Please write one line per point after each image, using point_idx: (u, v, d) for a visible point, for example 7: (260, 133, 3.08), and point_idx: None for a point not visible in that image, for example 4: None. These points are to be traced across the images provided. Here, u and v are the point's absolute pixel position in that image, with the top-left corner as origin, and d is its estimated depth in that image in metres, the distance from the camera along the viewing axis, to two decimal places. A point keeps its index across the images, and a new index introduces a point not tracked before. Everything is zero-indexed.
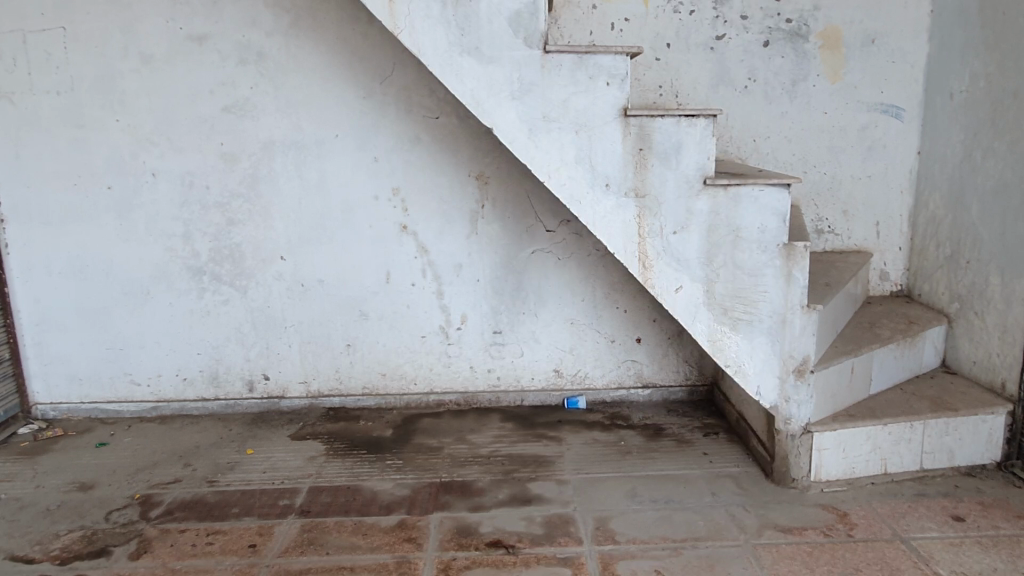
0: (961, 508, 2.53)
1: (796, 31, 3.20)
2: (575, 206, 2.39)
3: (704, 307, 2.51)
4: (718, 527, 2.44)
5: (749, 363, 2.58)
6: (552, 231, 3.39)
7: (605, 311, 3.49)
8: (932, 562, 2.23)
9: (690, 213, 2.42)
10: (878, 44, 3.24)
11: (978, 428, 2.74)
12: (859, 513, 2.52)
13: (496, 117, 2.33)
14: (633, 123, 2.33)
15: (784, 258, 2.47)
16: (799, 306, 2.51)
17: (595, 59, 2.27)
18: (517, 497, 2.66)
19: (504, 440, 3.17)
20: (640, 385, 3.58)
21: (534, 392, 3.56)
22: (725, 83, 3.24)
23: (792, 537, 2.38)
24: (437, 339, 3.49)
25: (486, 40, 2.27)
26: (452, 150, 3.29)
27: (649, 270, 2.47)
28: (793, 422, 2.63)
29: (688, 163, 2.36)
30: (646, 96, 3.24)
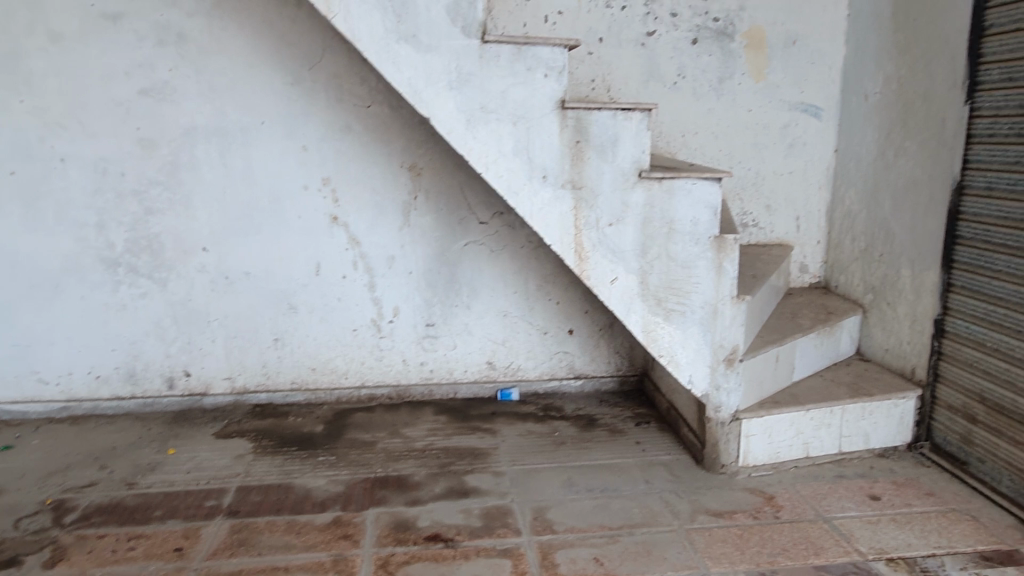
0: (877, 487, 2.67)
1: (723, 30, 3.29)
2: (512, 198, 2.39)
3: (639, 299, 2.56)
4: (652, 513, 2.50)
5: (681, 354, 2.64)
6: (485, 223, 3.38)
7: (537, 303, 3.51)
8: (853, 539, 2.34)
9: (625, 205, 2.45)
10: (799, 45, 3.36)
11: (891, 412, 2.90)
12: (784, 495, 2.62)
13: (433, 107, 2.29)
14: (570, 116, 2.34)
15: (715, 251, 2.54)
16: (729, 297, 2.59)
17: (533, 51, 2.28)
18: (454, 490, 2.65)
19: (439, 433, 3.14)
20: (572, 376, 3.62)
21: (468, 384, 3.55)
22: (655, 78, 3.29)
23: (723, 521, 2.45)
24: (369, 332, 3.43)
25: (424, 28, 2.23)
26: (384, 140, 3.23)
27: (584, 262, 2.48)
28: (723, 410, 2.71)
29: (624, 156, 2.39)
30: (579, 90, 3.26)
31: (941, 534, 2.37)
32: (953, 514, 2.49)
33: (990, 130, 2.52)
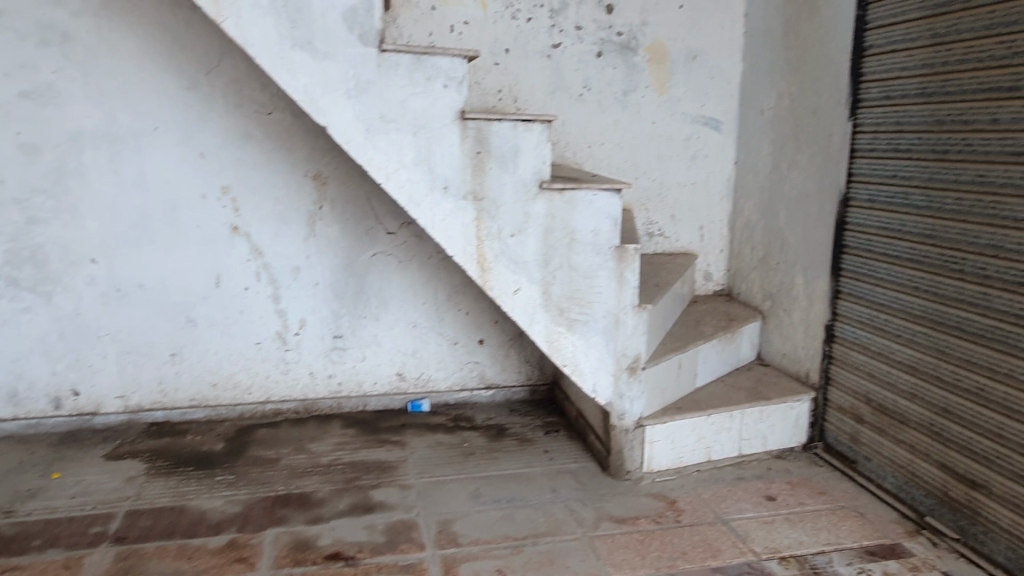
0: (773, 488, 2.77)
1: (627, 44, 3.36)
2: (413, 208, 2.37)
3: (542, 309, 2.57)
4: (557, 522, 2.51)
5: (584, 363, 2.67)
6: (393, 233, 3.34)
7: (447, 313, 3.49)
8: (749, 540, 2.42)
9: (526, 216, 2.46)
10: (699, 61, 3.47)
11: (787, 415, 3.01)
12: (686, 499, 2.69)
13: (331, 115, 2.24)
14: (470, 127, 2.34)
15: (617, 261, 2.58)
16: (630, 307, 2.64)
17: (432, 61, 2.26)
18: (359, 506, 2.59)
19: (346, 448, 3.08)
20: (483, 387, 3.61)
21: (377, 397, 3.50)
22: (561, 90, 3.33)
23: (626, 527, 2.49)
24: (273, 346, 3.33)
25: (320, 35, 2.19)
26: (287, 148, 3.15)
27: (487, 273, 2.49)
28: (627, 418, 2.75)
29: (524, 167, 2.41)
30: (485, 100, 3.26)
31: (830, 532, 2.47)
32: (842, 511, 2.61)
33: (871, 145, 2.66)
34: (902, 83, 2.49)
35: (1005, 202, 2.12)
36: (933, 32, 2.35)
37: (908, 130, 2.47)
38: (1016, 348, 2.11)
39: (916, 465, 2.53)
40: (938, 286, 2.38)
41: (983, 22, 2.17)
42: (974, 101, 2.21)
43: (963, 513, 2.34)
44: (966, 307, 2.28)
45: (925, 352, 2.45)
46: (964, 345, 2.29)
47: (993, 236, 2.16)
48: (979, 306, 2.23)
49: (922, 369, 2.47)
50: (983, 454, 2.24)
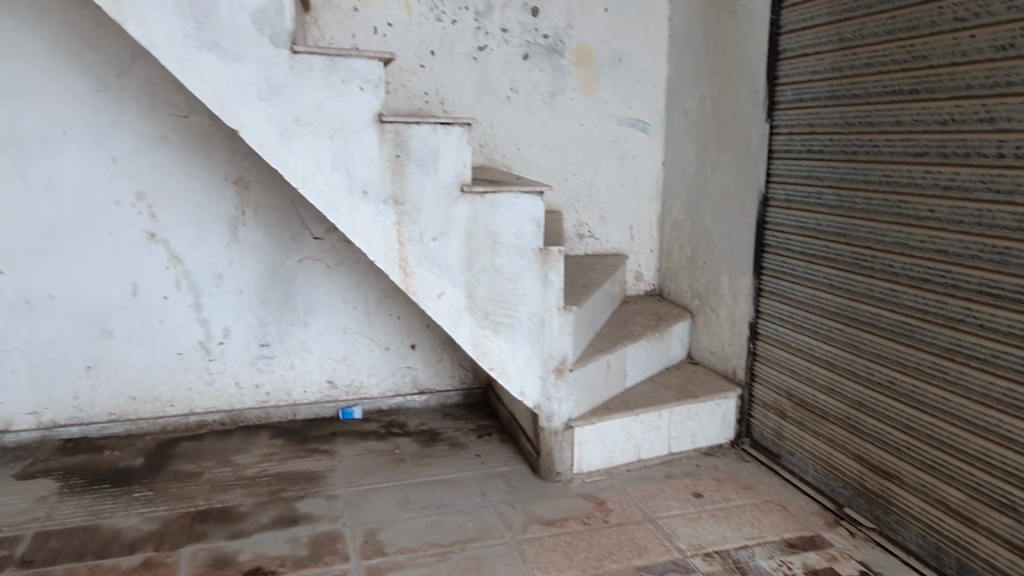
0: (700, 485, 2.81)
1: (553, 47, 3.37)
2: (332, 213, 2.32)
3: (467, 312, 2.56)
4: (486, 527, 2.49)
5: (512, 366, 2.67)
6: (320, 238, 3.28)
7: (378, 318, 3.44)
8: (674, 537, 2.44)
9: (448, 220, 2.44)
10: (625, 63, 3.51)
11: (714, 412, 3.06)
12: (615, 499, 2.70)
13: (242, 118, 2.18)
14: (389, 130, 2.30)
15: (540, 263, 2.58)
16: (555, 308, 2.64)
17: (347, 63, 2.22)
18: (282, 518, 2.53)
19: (273, 458, 3.01)
20: (417, 392, 3.57)
21: (307, 405, 3.43)
22: (488, 92, 3.32)
23: (554, 529, 2.49)
24: (196, 355, 3.23)
25: (229, 37, 2.13)
26: (206, 151, 3.06)
27: (410, 277, 2.46)
28: (556, 419, 2.75)
29: (445, 170, 2.39)
30: (411, 102, 3.23)
31: (753, 526, 2.51)
32: (766, 505, 2.66)
33: (787, 146, 2.72)
34: (814, 86, 2.56)
35: (909, 201, 2.19)
36: (841, 36, 2.42)
37: (820, 132, 2.54)
38: (923, 342, 2.18)
39: (834, 457, 2.60)
40: (851, 284, 2.45)
41: (885, 27, 2.24)
42: (879, 104, 2.28)
43: (877, 502, 2.41)
44: (876, 303, 2.35)
45: (841, 347, 2.52)
46: (875, 340, 2.36)
47: (899, 234, 2.23)
48: (888, 302, 2.30)
49: (839, 365, 2.54)
50: (895, 446, 2.31)
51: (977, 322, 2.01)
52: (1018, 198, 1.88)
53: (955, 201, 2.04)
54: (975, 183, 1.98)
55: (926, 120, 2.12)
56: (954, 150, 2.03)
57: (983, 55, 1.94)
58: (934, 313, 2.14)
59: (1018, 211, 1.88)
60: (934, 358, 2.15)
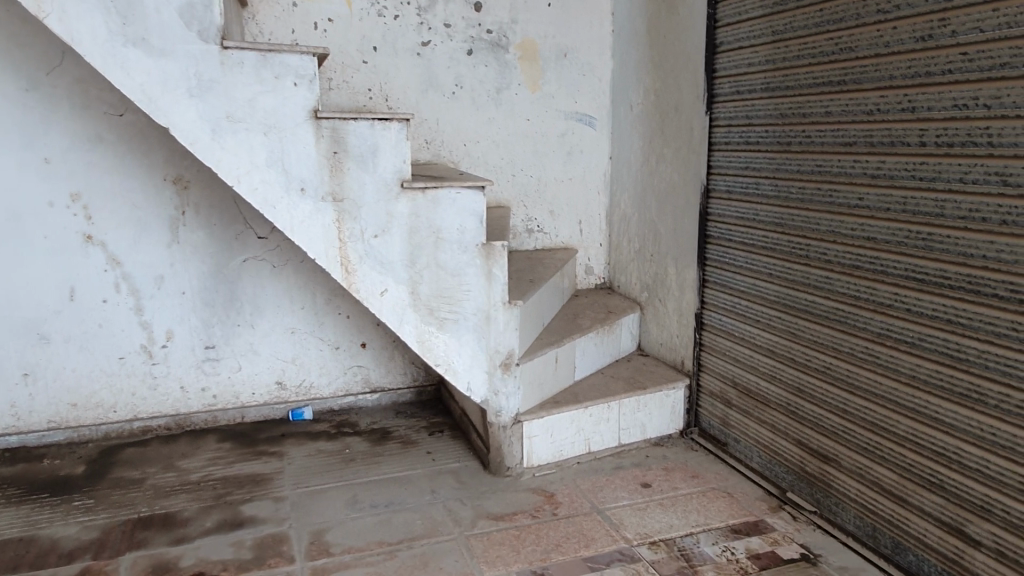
0: (649, 475, 2.83)
1: (497, 42, 3.37)
2: (269, 211, 2.29)
3: (411, 309, 2.55)
4: (434, 524, 2.49)
5: (457, 361, 2.68)
6: (264, 238, 3.23)
7: (326, 318, 3.40)
8: (621, 527, 2.46)
9: (390, 216, 2.43)
10: (570, 58, 3.52)
11: (663, 402, 3.09)
12: (564, 491, 2.71)
13: (173, 116, 2.14)
14: (325, 126, 2.27)
15: (484, 258, 2.59)
16: (500, 303, 2.65)
17: (280, 59, 2.19)
18: (227, 522, 2.50)
19: (220, 462, 2.96)
20: (368, 390, 3.55)
21: (256, 407, 3.38)
22: (433, 88, 3.31)
23: (503, 523, 2.49)
24: (138, 359, 3.16)
25: (155, 32, 2.08)
26: (143, 150, 2.99)
27: (352, 274, 2.45)
28: (504, 414, 2.76)
29: (385, 167, 2.37)
30: (355, 99, 3.20)
31: (699, 513, 2.55)
32: (712, 492, 2.70)
33: (726, 138, 2.77)
34: (750, 78, 2.61)
35: (841, 190, 2.24)
36: (774, 29, 2.47)
37: (757, 123, 2.59)
38: (856, 327, 2.23)
39: (777, 443, 2.64)
40: (789, 272, 2.50)
41: (814, 20, 2.29)
42: (811, 95, 2.33)
43: (817, 486, 2.46)
44: (812, 291, 2.40)
45: (781, 335, 2.57)
46: (812, 327, 2.41)
47: (832, 222, 2.28)
48: (824, 289, 2.35)
49: (779, 352, 2.58)
50: (833, 430, 2.36)
51: (905, 306, 2.06)
52: (939, 185, 1.93)
53: (882, 189, 2.09)
54: (900, 171, 2.03)
55: (854, 111, 2.17)
56: (880, 139, 2.09)
57: (904, 46, 1.99)
58: (866, 299, 2.19)
59: (939, 198, 1.93)
60: (867, 342, 2.20)
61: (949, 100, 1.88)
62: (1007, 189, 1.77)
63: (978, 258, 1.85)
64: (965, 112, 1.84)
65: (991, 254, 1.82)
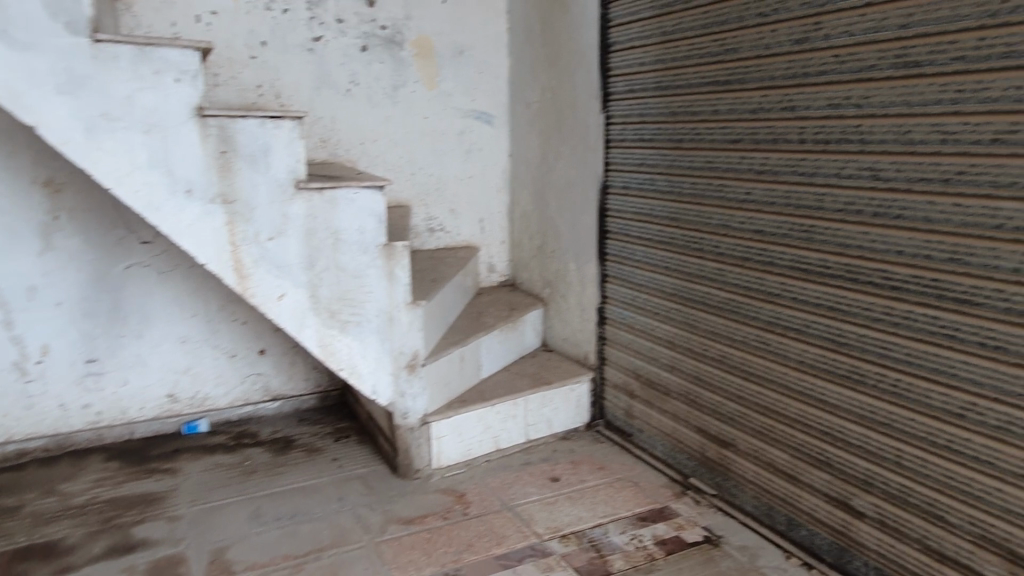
0: (557, 469, 2.87)
1: (392, 38, 3.32)
2: (152, 214, 2.16)
3: (311, 313, 2.48)
4: (343, 533, 2.43)
5: (361, 364, 2.63)
6: (149, 242, 3.05)
7: (220, 325, 3.25)
8: (532, 523, 2.48)
9: (284, 218, 2.35)
10: (466, 56, 3.51)
11: (568, 396, 3.14)
12: (474, 490, 2.71)
13: (41, 114, 1.99)
14: (211, 125, 2.17)
15: (385, 258, 2.54)
16: (403, 303, 2.62)
17: (159, 53, 2.06)
18: (117, 547, 2.35)
19: (107, 483, 2.78)
20: (268, 399, 3.42)
21: (146, 422, 3.19)
22: (326, 85, 3.22)
23: (413, 527, 2.46)
24: (10, 377, 2.92)
25: (16, 23, 1.91)
26: (8, 151, 2.76)
27: (246, 280, 2.35)
28: (410, 416, 2.73)
29: (277, 167, 2.28)
30: (244, 96, 3.07)
31: (607, 504, 2.60)
32: (619, 482, 2.76)
33: (622, 135, 2.85)
34: (642, 78, 2.69)
35: (730, 185, 2.34)
36: (663, 30, 2.56)
37: (650, 121, 2.68)
38: (748, 317, 2.34)
39: (679, 431, 2.74)
40: (684, 266, 2.59)
41: (700, 22, 2.38)
42: (700, 94, 2.43)
43: (717, 470, 2.57)
44: (707, 283, 2.50)
45: (679, 326, 2.66)
46: (708, 318, 2.51)
47: (723, 217, 2.38)
48: (717, 280, 2.45)
49: (678, 343, 2.67)
50: (730, 416, 2.46)
51: (791, 295, 2.17)
52: (818, 180, 2.04)
53: (767, 184, 2.20)
54: (782, 167, 2.14)
55: (740, 109, 2.27)
56: (764, 136, 2.19)
57: (783, 48, 2.10)
58: (756, 289, 2.30)
59: (818, 192, 2.05)
60: (758, 331, 2.31)
61: (825, 100, 1.99)
62: (878, 183, 1.89)
63: (854, 249, 1.97)
64: (839, 110, 1.96)
65: (865, 244, 1.94)
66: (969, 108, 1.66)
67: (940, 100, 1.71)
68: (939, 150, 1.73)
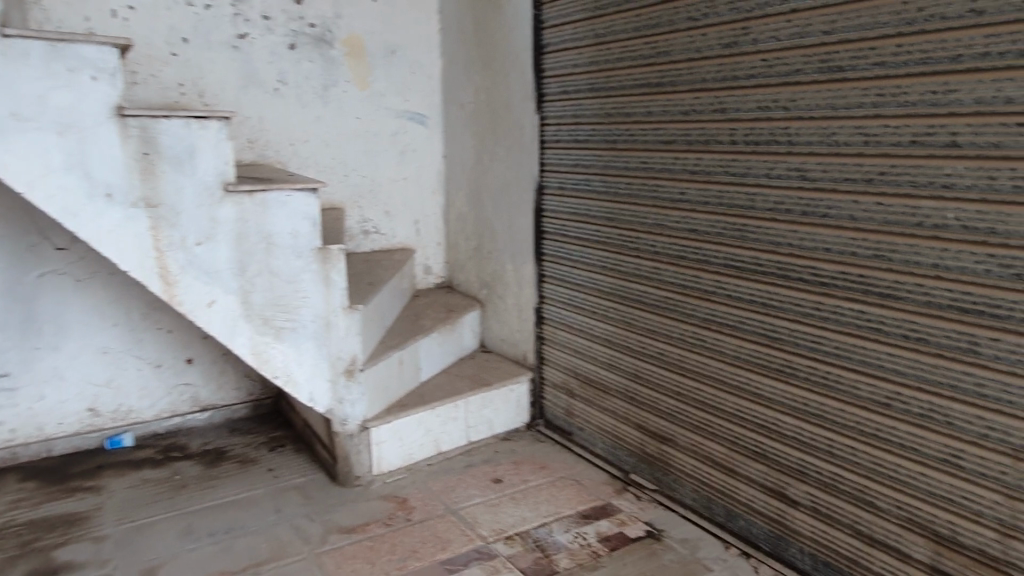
0: (499, 470, 2.87)
1: (321, 37, 3.24)
2: (70, 220, 2.05)
3: (243, 320, 2.40)
4: (282, 545, 2.36)
5: (297, 371, 2.56)
6: (65, 249, 2.89)
7: (144, 334, 3.11)
8: (476, 525, 2.47)
9: (213, 222, 2.26)
10: (398, 56, 3.47)
11: (508, 397, 3.15)
12: (416, 495, 2.68)
13: None
14: (132, 125, 2.07)
15: (321, 262, 2.48)
16: (339, 308, 2.56)
17: (73, 49, 1.95)
18: (38, 572, 2.22)
19: (24, 504, 2.62)
20: (197, 409, 3.30)
21: (65, 438, 3.03)
22: (253, 84, 3.12)
23: (355, 536, 2.41)
24: None
25: None
26: None
27: (172, 287, 2.25)
28: (349, 422, 2.68)
29: (204, 169, 2.20)
30: (165, 95, 2.95)
31: (550, 503, 2.61)
32: (561, 480, 2.78)
33: (557, 136, 2.86)
34: (576, 79, 2.72)
35: (664, 185, 2.39)
36: (596, 33, 2.59)
37: (585, 122, 2.71)
38: (684, 314, 2.39)
39: (618, 428, 2.77)
40: (621, 265, 2.63)
41: (632, 25, 2.42)
42: (633, 96, 2.47)
43: (657, 465, 2.62)
44: (643, 281, 2.54)
45: (616, 325, 2.69)
46: (645, 316, 2.55)
47: (658, 216, 2.43)
48: (653, 279, 2.49)
49: (616, 342, 2.71)
50: (668, 412, 2.51)
51: (725, 292, 2.23)
52: (749, 180, 2.11)
53: (700, 184, 2.25)
54: (715, 168, 2.20)
55: (672, 111, 2.32)
56: (696, 138, 2.25)
57: (713, 51, 2.15)
58: (691, 287, 2.35)
59: (750, 192, 2.11)
60: (694, 328, 2.36)
61: (754, 103, 2.05)
62: (806, 183, 1.95)
63: (784, 247, 2.04)
64: (768, 113, 2.02)
65: (795, 242, 2.01)
66: (889, 111, 1.73)
67: (862, 103, 1.79)
68: (863, 152, 1.80)
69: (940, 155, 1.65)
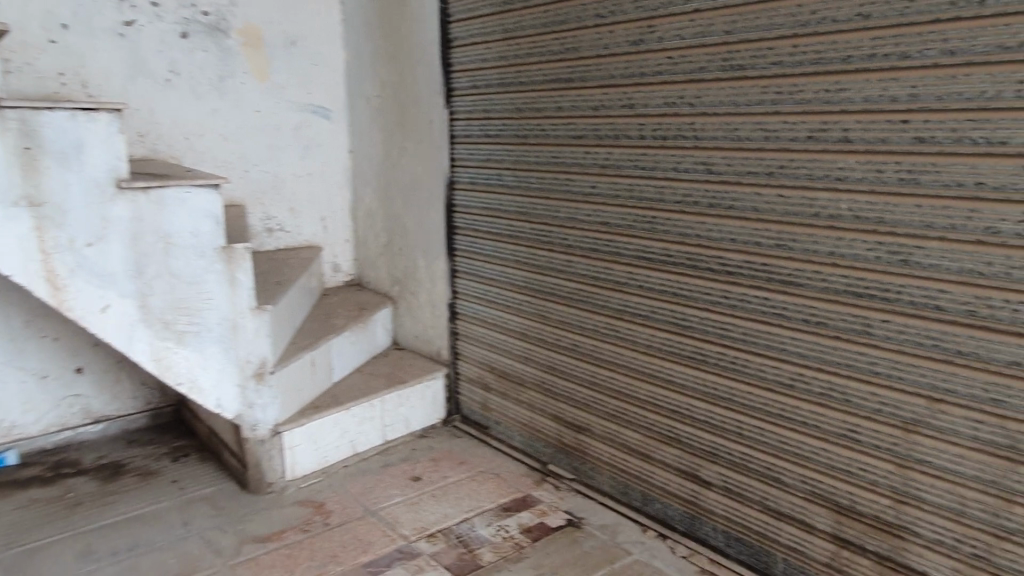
0: (417, 468, 2.84)
1: (215, 25, 3.10)
2: None
3: (142, 325, 2.28)
4: (193, 559, 2.25)
5: (201, 376, 2.45)
6: None
7: (27, 343, 2.88)
8: (397, 525, 2.44)
9: (105, 222, 2.12)
10: (298, 47, 3.36)
11: (424, 393, 3.12)
12: (334, 499, 2.62)
13: None
14: (9, 117, 1.90)
15: (225, 261, 2.37)
16: (246, 309, 2.46)
17: None
18: None
19: None
20: (90, 422, 3.09)
21: None
22: (142, 74, 2.94)
23: (271, 544, 2.33)
24: None
25: None
26: None
27: (61, 292, 2.10)
28: (260, 427, 2.58)
29: (94, 165, 2.06)
30: (43, 85, 2.72)
31: (471, 498, 2.61)
32: (480, 474, 2.78)
33: (466, 131, 2.86)
34: (485, 74, 2.72)
35: (575, 179, 2.43)
36: (504, 28, 2.59)
37: (495, 116, 2.71)
38: (597, 306, 2.44)
39: (535, 420, 2.81)
40: (534, 258, 2.65)
41: (541, 21, 2.44)
42: (543, 90, 2.49)
43: (574, 455, 2.67)
44: (557, 274, 2.57)
45: (531, 318, 2.72)
46: (559, 308, 2.59)
47: (571, 210, 2.46)
48: (566, 272, 2.53)
49: (531, 335, 2.74)
50: (584, 401, 2.56)
51: (637, 283, 2.30)
52: (658, 174, 2.17)
53: (611, 178, 2.31)
54: (625, 162, 2.25)
55: (582, 107, 2.36)
56: (606, 133, 2.30)
57: (621, 48, 2.20)
58: (604, 279, 2.40)
59: (659, 185, 2.18)
60: (607, 319, 2.42)
61: (661, 99, 2.12)
62: (712, 177, 2.04)
63: (693, 238, 2.11)
64: (674, 109, 2.09)
65: (703, 233, 2.09)
66: (787, 108, 1.83)
67: (762, 100, 1.88)
68: (763, 147, 1.90)
69: (832, 150, 1.76)
